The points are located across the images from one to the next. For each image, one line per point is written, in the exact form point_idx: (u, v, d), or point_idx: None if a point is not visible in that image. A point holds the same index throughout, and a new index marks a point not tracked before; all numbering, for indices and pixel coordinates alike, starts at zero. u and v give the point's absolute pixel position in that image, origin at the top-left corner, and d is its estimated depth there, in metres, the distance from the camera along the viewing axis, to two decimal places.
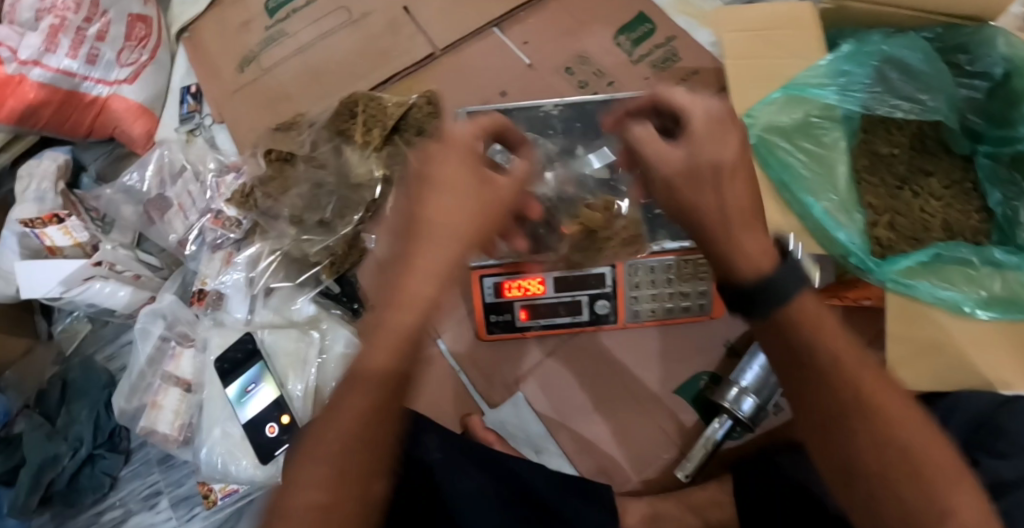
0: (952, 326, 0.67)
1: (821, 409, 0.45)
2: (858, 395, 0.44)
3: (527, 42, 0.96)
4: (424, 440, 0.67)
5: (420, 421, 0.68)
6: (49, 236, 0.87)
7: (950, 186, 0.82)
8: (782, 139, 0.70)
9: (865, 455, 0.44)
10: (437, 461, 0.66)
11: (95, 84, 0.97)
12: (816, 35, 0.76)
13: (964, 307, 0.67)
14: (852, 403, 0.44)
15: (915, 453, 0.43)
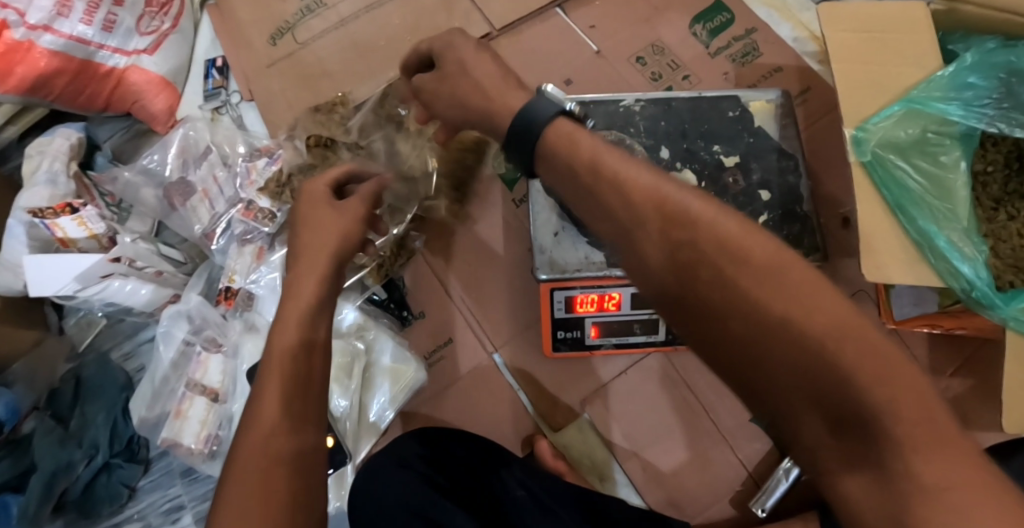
0: None
1: (791, 391, 0.34)
2: (831, 371, 0.33)
3: (593, 27, 0.87)
4: (504, 476, 0.62)
5: (503, 455, 0.63)
6: (61, 226, 0.78)
7: None
8: (898, 157, 0.63)
9: (853, 441, 0.33)
10: (521, 499, 0.60)
11: (113, 53, 0.87)
12: (930, 37, 0.69)
13: None
14: (819, 382, 0.33)
15: (900, 427, 0.32)
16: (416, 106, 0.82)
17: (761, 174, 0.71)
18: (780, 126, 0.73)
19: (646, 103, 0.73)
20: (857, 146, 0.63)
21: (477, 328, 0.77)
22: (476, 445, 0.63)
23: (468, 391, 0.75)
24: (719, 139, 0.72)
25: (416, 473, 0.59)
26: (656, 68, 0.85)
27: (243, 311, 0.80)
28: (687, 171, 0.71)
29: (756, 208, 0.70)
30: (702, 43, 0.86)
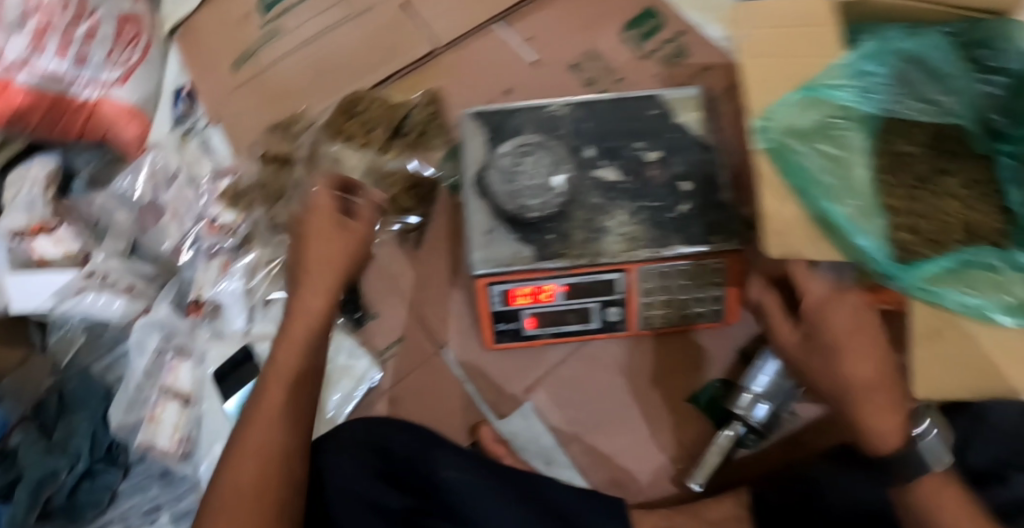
0: (984, 338, 0.54)
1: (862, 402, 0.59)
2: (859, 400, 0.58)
3: (532, 37, 0.92)
4: (437, 456, 0.65)
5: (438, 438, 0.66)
6: (39, 248, 0.86)
7: (970, 186, 0.64)
8: (798, 143, 0.60)
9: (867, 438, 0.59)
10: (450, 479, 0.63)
11: (85, 87, 0.94)
12: (844, 28, 0.70)
13: (990, 313, 0.53)
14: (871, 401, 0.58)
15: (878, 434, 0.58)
16: (362, 121, 0.87)
17: (684, 166, 0.75)
18: (700, 120, 0.78)
19: (572, 107, 0.79)
20: (759, 134, 0.61)
21: (427, 326, 0.81)
22: (415, 434, 0.67)
23: (419, 385, 0.80)
24: (642, 135, 0.77)
25: (360, 460, 0.63)
26: (592, 73, 0.90)
27: (211, 319, 0.85)
28: (610, 167, 0.75)
29: (677, 198, 0.74)
30: (634, 47, 0.91)
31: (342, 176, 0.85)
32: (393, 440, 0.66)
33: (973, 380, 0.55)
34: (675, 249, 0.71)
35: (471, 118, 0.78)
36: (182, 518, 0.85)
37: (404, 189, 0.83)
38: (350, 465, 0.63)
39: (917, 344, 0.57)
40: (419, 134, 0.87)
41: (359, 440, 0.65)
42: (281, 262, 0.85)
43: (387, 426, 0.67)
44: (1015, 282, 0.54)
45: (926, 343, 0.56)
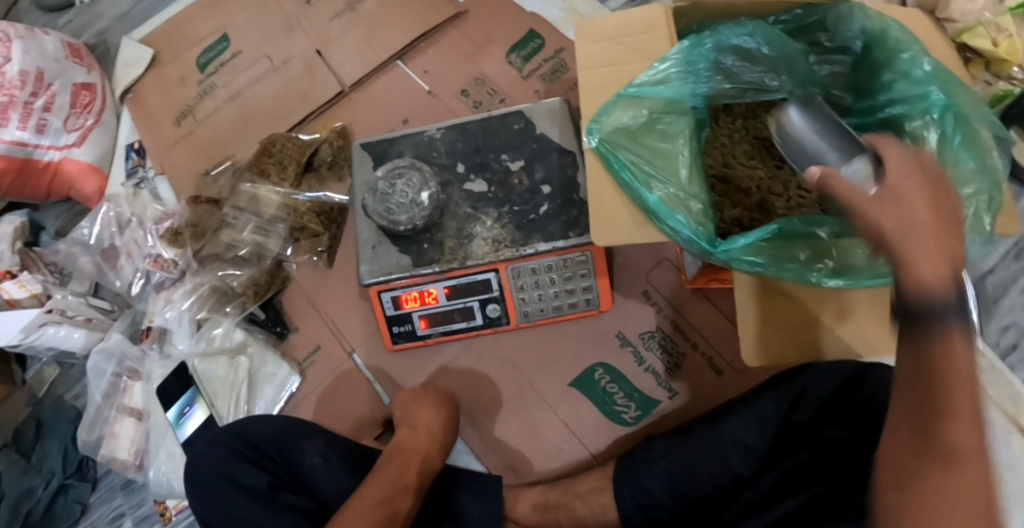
0: (808, 299, 0.69)
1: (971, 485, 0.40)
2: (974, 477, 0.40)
3: (427, 71, 1.04)
4: (305, 445, 0.72)
5: (310, 426, 0.74)
6: (6, 290, 0.97)
7: None
8: (625, 139, 0.75)
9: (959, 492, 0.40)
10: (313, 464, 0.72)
11: (47, 150, 1.08)
12: (667, 33, 0.81)
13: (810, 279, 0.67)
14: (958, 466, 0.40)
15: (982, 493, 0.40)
16: (277, 159, 0.98)
17: (544, 172, 0.84)
18: (560, 130, 0.86)
19: (446, 130, 0.88)
20: (588, 135, 0.75)
21: (339, 335, 0.91)
22: (277, 421, 0.74)
23: (334, 388, 0.89)
24: (506, 148, 0.86)
25: (225, 448, 0.70)
26: (478, 96, 1.00)
27: (160, 344, 0.95)
28: (479, 180, 0.84)
29: (538, 200, 0.83)
30: (517, 69, 1.01)
31: (258, 209, 0.97)
32: (256, 427, 0.73)
33: (801, 335, 0.70)
34: (535, 246, 0.80)
35: (359, 149, 0.89)
36: (142, 521, 1.00)
37: (314, 216, 0.95)
38: (222, 453, 0.70)
39: (748, 301, 0.71)
40: (328, 167, 0.99)
41: (230, 430, 0.72)
42: (210, 287, 0.95)
43: (251, 417, 0.73)
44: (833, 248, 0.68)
45: (752, 295, 0.71)
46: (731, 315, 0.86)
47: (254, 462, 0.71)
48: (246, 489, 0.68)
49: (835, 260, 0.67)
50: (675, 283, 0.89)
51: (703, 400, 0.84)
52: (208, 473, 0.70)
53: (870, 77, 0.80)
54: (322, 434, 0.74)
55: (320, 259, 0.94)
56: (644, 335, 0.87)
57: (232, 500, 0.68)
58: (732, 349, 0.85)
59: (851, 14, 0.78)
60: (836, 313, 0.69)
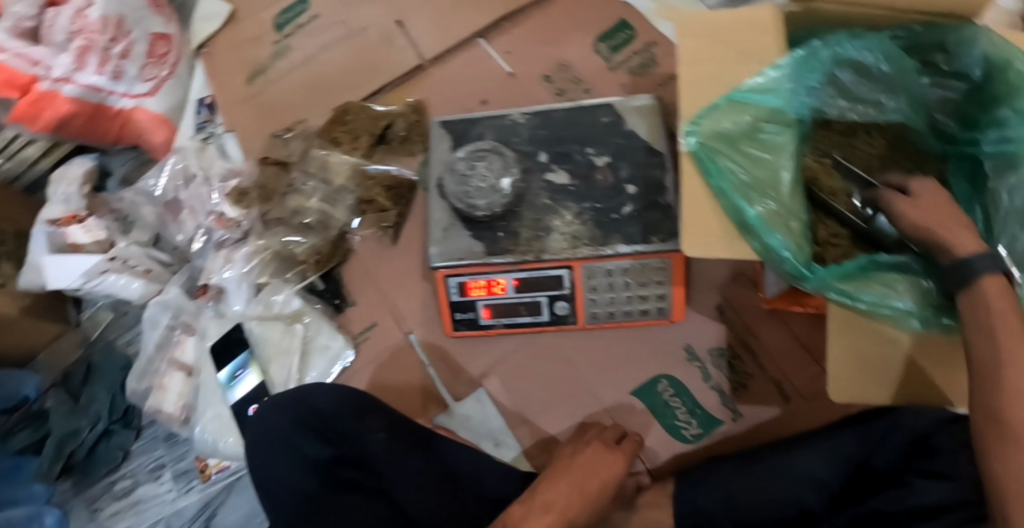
0: (901, 339, 0.66)
1: None
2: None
3: (509, 52, 1.00)
4: (370, 422, 0.76)
5: (375, 401, 0.76)
6: (71, 234, 0.95)
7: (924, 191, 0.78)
8: (725, 145, 0.71)
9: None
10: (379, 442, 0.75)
11: (120, 97, 1.08)
12: (777, 40, 0.76)
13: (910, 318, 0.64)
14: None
15: None
16: (351, 128, 0.97)
17: (630, 170, 0.81)
18: (650, 127, 0.83)
19: (531, 115, 0.85)
20: (686, 136, 0.71)
21: (395, 314, 0.89)
22: (336, 392, 0.75)
23: (385, 366, 0.87)
24: (592, 141, 0.82)
25: (290, 417, 0.75)
26: (561, 84, 0.96)
27: (215, 302, 0.94)
28: (561, 171, 0.81)
29: (621, 199, 0.79)
30: (603, 59, 0.97)
31: (327, 177, 0.95)
32: (317, 398, 0.75)
33: (886, 374, 0.66)
34: (615, 247, 0.77)
35: (437, 126, 0.86)
36: (181, 475, 1.00)
37: (383, 190, 0.92)
38: (284, 422, 0.74)
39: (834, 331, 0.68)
40: (400, 141, 0.96)
41: (291, 398, 0.75)
42: (272, 251, 0.93)
43: (311, 386, 0.75)
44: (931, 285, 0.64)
45: (840, 324, 0.68)
46: (805, 341, 0.82)
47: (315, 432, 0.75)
48: (304, 459, 0.75)
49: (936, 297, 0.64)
50: (750, 299, 0.85)
51: (769, 427, 0.80)
52: (270, 436, 0.74)
53: (986, 109, 0.74)
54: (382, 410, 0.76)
55: (385, 235, 0.92)
56: (712, 352, 0.83)
57: (295, 474, 0.74)
58: (804, 375, 0.81)
59: (976, 40, 0.72)
60: (926, 357, 0.66)
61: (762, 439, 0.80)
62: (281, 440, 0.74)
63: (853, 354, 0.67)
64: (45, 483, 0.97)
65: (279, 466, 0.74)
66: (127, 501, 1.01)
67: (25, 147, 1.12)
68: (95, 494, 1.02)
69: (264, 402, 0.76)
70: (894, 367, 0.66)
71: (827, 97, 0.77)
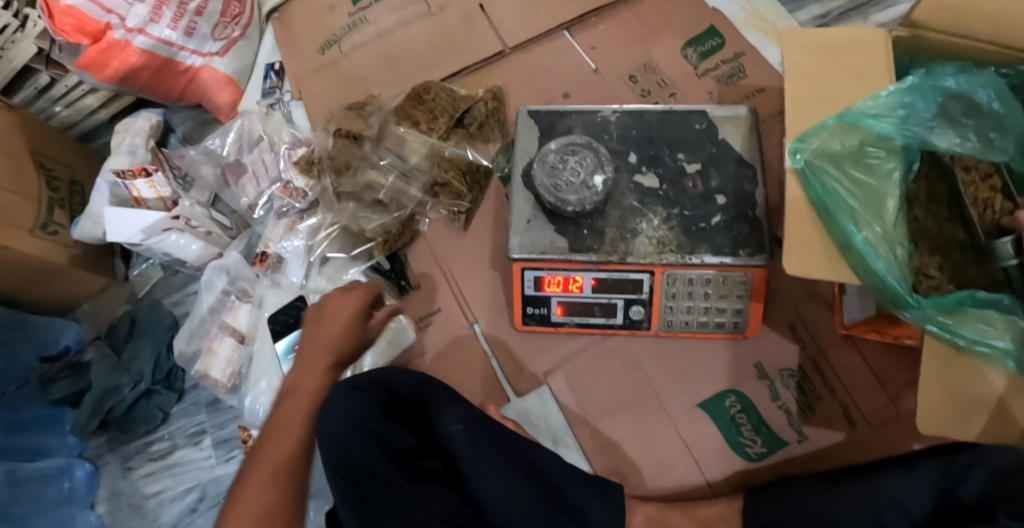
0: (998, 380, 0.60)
1: None
2: None
3: (594, 47, 0.98)
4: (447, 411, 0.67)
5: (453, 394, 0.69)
6: (136, 187, 0.94)
7: None
8: (831, 166, 0.70)
9: None
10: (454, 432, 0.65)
11: (190, 54, 1.05)
12: (887, 62, 0.74)
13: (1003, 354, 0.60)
14: None
15: None
16: (430, 108, 0.95)
17: (720, 180, 0.79)
18: (743, 138, 0.81)
19: (622, 114, 0.83)
20: (793, 153, 0.70)
21: (461, 301, 0.87)
22: (418, 375, 0.70)
23: (447, 353, 0.86)
24: (684, 147, 0.81)
25: (370, 398, 0.66)
26: (647, 85, 0.95)
27: (272, 272, 0.94)
28: (650, 174, 0.80)
29: (711, 209, 0.78)
30: (691, 64, 0.95)
31: (401, 154, 0.94)
32: (397, 379, 0.69)
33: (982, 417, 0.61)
34: (701, 256, 0.75)
35: (525, 115, 0.84)
36: (222, 443, 0.98)
37: (459, 175, 0.90)
38: (362, 401, 0.65)
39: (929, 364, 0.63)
40: (478, 126, 0.94)
41: (367, 377, 0.68)
42: (341, 226, 0.92)
43: (391, 370, 0.69)
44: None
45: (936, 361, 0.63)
46: (877, 370, 0.81)
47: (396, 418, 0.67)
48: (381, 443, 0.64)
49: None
50: (825, 323, 0.84)
51: (833, 452, 0.79)
52: (348, 415, 0.64)
53: None
54: (461, 403, 0.68)
55: (456, 221, 0.90)
56: (783, 372, 0.82)
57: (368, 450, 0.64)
58: (872, 404, 0.80)
59: None
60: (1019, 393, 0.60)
61: (826, 464, 0.79)
62: (358, 416, 0.65)
63: (948, 385, 0.62)
64: (76, 434, 0.97)
65: (349, 448, 0.63)
66: (163, 463, 0.99)
67: (85, 97, 1.11)
68: (130, 452, 1.00)
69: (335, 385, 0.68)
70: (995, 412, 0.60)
71: (942, 129, 0.74)
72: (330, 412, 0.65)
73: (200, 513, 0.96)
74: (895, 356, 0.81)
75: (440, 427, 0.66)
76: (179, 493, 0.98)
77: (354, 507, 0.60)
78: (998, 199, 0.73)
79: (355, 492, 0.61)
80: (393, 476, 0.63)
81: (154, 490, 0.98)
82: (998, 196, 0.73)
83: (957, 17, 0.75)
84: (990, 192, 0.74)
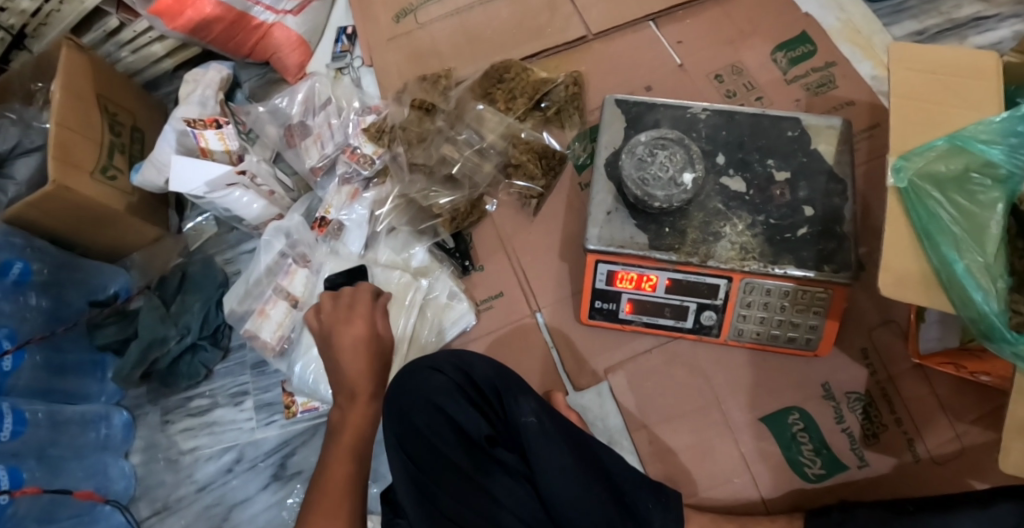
0: None
1: None
2: None
3: (681, 42, 0.96)
4: (521, 401, 0.64)
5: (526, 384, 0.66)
6: (206, 138, 0.92)
7: None
8: (935, 189, 0.68)
9: None
10: (529, 425, 0.62)
11: (264, 10, 1.04)
12: (997, 86, 0.73)
13: None
14: None
15: None
16: (508, 88, 0.92)
17: (809, 192, 0.77)
18: (835, 150, 0.78)
19: (712, 113, 0.81)
20: (896, 172, 0.68)
21: (524, 289, 0.85)
22: (496, 364, 0.69)
23: (505, 340, 0.84)
24: (774, 154, 0.79)
25: (449, 380, 0.66)
26: (732, 86, 0.92)
27: (331, 239, 0.92)
28: (737, 178, 0.77)
29: (797, 220, 0.75)
30: (779, 69, 0.93)
31: (476, 131, 0.91)
32: (477, 365, 0.68)
33: None
34: (784, 267, 0.73)
35: (612, 104, 0.82)
36: (264, 406, 0.97)
37: (534, 157, 0.88)
38: (440, 382, 0.66)
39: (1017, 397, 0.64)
40: (556, 111, 0.91)
41: (448, 359, 0.68)
42: (406, 199, 0.91)
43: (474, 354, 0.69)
44: None
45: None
46: (948, 404, 0.79)
47: (473, 404, 0.66)
48: (457, 424, 0.64)
49: None
50: (897, 350, 0.81)
51: (894, 483, 0.77)
52: (419, 394, 0.65)
53: None
54: (534, 394, 0.66)
55: (527, 205, 0.88)
56: (850, 395, 0.80)
57: (440, 434, 0.63)
58: (938, 438, 0.78)
59: None
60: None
61: (886, 494, 0.76)
62: (434, 399, 0.65)
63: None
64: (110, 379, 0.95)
65: (421, 425, 0.63)
66: (202, 420, 0.98)
67: (152, 44, 1.10)
68: (170, 406, 0.99)
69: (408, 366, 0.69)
70: None
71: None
72: (400, 393, 0.66)
73: (235, 474, 0.95)
74: (968, 393, 0.79)
75: (514, 416, 0.64)
76: (215, 452, 0.97)
77: (415, 485, 0.59)
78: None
79: (417, 469, 0.60)
80: (459, 458, 0.61)
81: (190, 447, 0.97)
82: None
83: None
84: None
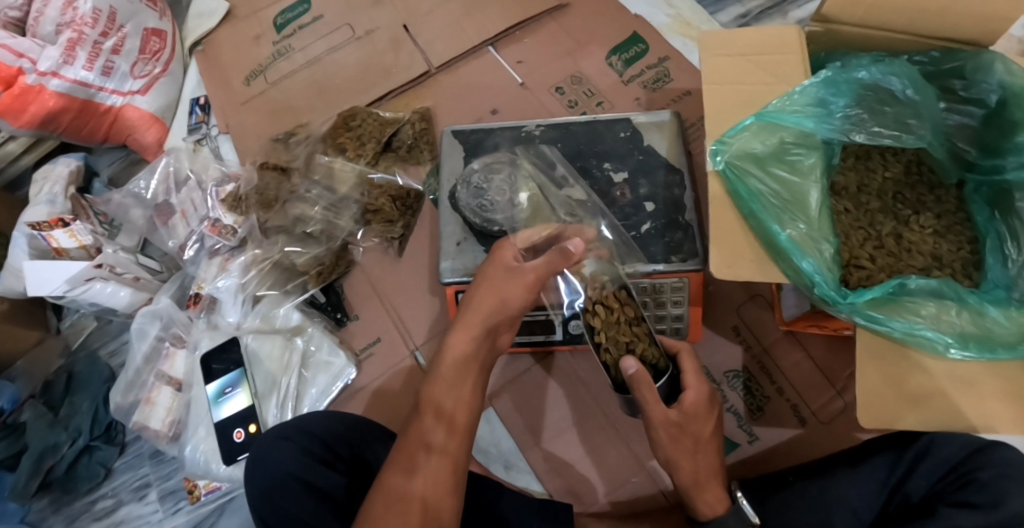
0: (935, 369, 0.60)
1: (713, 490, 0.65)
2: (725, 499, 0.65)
3: (520, 61, 0.99)
4: (378, 448, 0.71)
5: (383, 430, 0.73)
6: (55, 238, 0.91)
7: (940, 215, 0.75)
8: (755, 166, 0.65)
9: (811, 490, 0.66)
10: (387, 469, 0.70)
11: (110, 94, 1.01)
12: (804, 56, 0.69)
13: (937, 346, 0.59)
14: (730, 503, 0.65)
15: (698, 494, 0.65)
16: (356, 135, 0.96)
17: (649, 188, 0.78)
18: (669, 144, 0.81)
19: (546, 128, 0.84)
20: (713, 157, 0.65)
21: (402, 329, 0.87)
22: (348, 419, 0.71)
23: (391, 385, 0.85)
24: (610, 157, 0.81)
25: (298, 447, 0.67)
26: (574, 95, 0.95)
27: (207, 313, 0.90)
28: (579, 187, 0.78)
29: (641, 217, 0.77)
30: (616, 72, 0.96)
31: (331, 184, 0.94)
32: (325, 426, 0.70)
33: (914, 393, 0.60)
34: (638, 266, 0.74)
35: (450, 135, 0.85)
36: (168, 495, 0.95)
37: (390, 200, 0.92)
38: (286, 450, 0.67)
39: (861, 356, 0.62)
40: (408, 149, 0.96)
41: (293, 424, 0.69)
42: (270, 262, 0.91)
43: (316, 417, 0.70)
44: (954, 313, 0.61)
45: (871, 353, 0.61)
46: (823, 365, 0.81)
47: (321, 461, 0.68)
48: (317, 491, 0.66)
49: (960, 328, 0.60)
50: (767, 321, 0.84)
51: (785, 450, 0.78)
52: (276, 470, 0.67)
53: (1002, 135, 0.71)
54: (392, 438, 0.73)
55: (391, 246, 0.91)
56: (728, 374, 0.82)
57: (297, 500, 0.65)
58: (819, 399, 0.80)
59: (992, 66, 0.70)
60: (963, 387, 0.59)
61: (778, 463, 0.78)
62: (292, 471, 0.66)
63: (890, 379, 0.61)
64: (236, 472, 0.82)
65: (269, 492, 0.66)
66: (109, 521, 0.95)
67: (5, 143, 1.06)
68: (73, 513, 0.96)
69: (262, 436, 0.70)
70: (931, 400, 0.59)
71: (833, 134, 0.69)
72: (260, 467, 0.67)
73: None
74: (840, 351, 0.81)
75: (372, 465, 0.71)
76: None
77: None
78: (640, 344, 0.66)
79: None
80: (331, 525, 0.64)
81: None
82: (642, 341, 0.66)
83: (868, 9, 0.70)
84: (632, 336, 0.66)
